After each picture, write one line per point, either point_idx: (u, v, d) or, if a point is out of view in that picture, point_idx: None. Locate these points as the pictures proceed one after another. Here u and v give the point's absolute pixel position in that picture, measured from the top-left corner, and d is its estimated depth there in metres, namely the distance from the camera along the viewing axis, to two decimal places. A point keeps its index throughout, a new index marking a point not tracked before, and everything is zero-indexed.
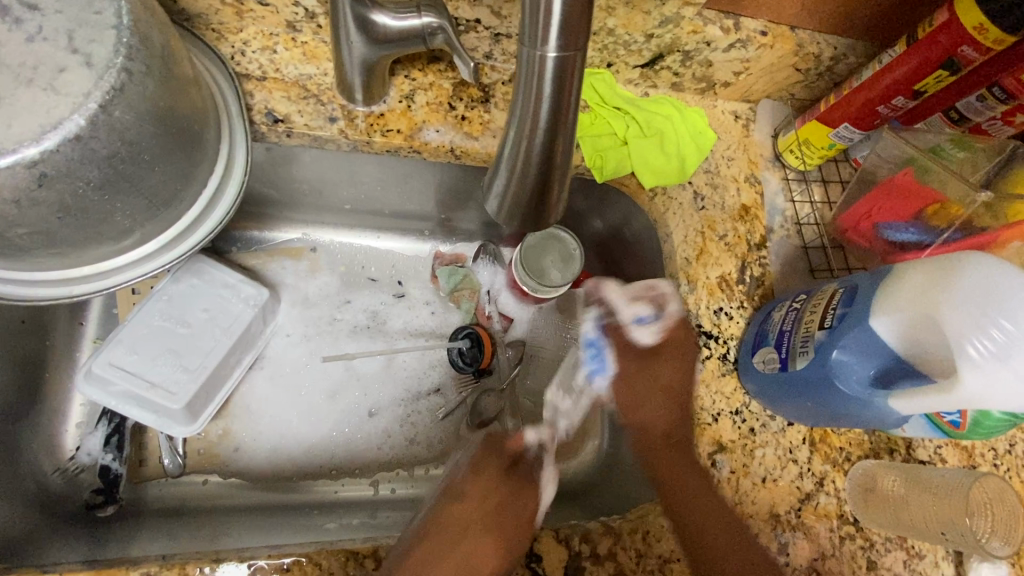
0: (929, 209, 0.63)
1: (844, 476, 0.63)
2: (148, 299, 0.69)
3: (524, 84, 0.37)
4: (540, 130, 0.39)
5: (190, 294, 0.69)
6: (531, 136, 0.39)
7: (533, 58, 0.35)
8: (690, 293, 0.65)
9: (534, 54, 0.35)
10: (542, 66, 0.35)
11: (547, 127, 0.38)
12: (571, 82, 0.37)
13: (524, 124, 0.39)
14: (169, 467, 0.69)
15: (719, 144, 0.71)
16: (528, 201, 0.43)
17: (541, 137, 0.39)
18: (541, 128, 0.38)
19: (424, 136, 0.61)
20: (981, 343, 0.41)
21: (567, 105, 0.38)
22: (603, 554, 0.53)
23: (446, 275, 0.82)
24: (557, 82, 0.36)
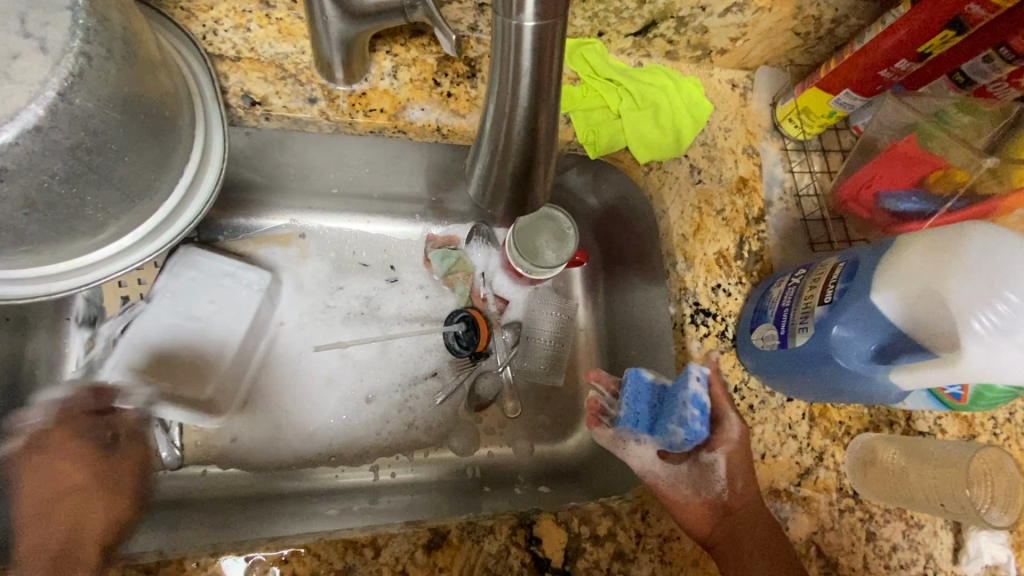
0: (933, 176, 0.61)
1: (843, 450, 0.63)
2: (151, 301, 0.68)
3: (500, 59, 0.35)
4: (521, 107, 0.37)
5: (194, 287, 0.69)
6: (513, 117, 0.37)
7: (510, 28, 0.33)
8: (687, 271, 0.63)
9: (510, 22, 0.33)
10: (519, 36, 0.33)
11: (528, 103, 0.36)
12: (552, 54, 0.34)
13: (503, 109, 0.37)
14: (168, 459, 0.69)
15: (716, 114, 0.68)
16: (511, 184, 0.41)
17: (524, 118, 0.37)
18: (523, 105, 0.36)
19: (408, 115, 0.59)
20: (986, 317, 0.40)
21: (549, 80, 0.36)
22: (603, 535, 0.53)
23: (440, 258, 0.80)
24: (536, 53, 0.34)
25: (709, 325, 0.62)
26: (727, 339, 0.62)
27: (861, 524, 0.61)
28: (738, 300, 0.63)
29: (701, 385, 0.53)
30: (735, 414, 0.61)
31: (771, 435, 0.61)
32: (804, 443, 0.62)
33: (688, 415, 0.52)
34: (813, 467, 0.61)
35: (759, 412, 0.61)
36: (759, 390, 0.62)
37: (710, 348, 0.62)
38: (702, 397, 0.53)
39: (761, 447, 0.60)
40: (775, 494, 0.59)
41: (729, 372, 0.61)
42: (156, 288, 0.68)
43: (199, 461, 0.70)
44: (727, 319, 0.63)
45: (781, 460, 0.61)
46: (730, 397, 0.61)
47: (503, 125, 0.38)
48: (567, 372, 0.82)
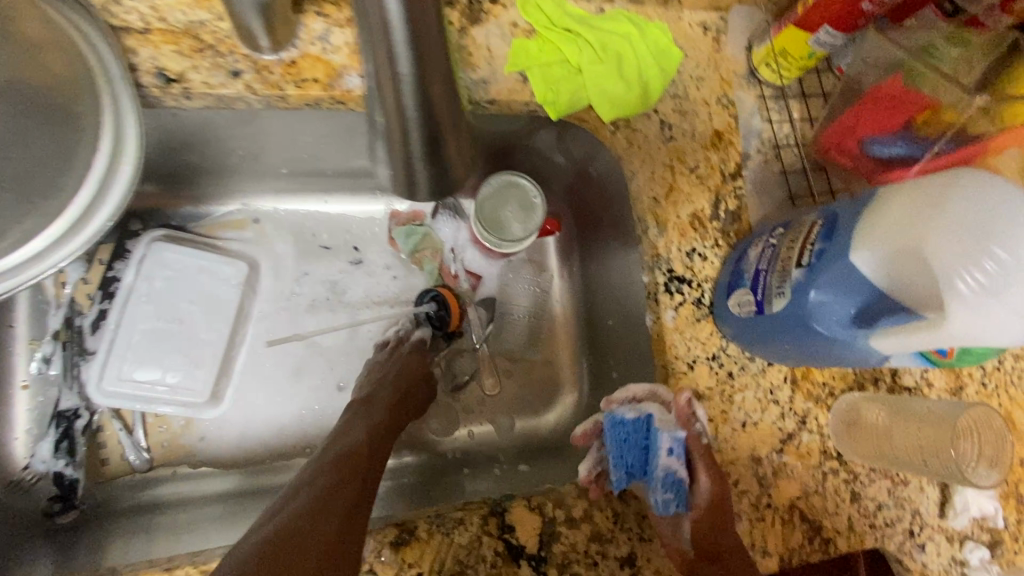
0: (920, 117, 0.56)
1: (827, 412, 0.61)
2: (123, 306, 0.65)
3: (376, 43, 0.44)
4: (404, 82, 0.45)
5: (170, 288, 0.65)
6: (397, 90, 0.46)
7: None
8: (660, 236, 0.60)
9: None
10: (384, 14, 0.41)
11: (408, 54, 0.44)
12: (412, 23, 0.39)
13: (390, 73, 0.45)
14: (135, 462, 0.66)
15: (687, 62, 0.63)
16: (431, 151, 0.52)
17: (415, 105, 0.47)
18: (406, 71, 0.44)
19: (345, 83, 0.53)
20: (972, 276, 0.36)
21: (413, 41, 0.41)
22: (579, 517, 0.52)
23: (404, 236, 0.77)
24: (406, 20, 0.42)
25: (684, 293, 0.59)
26: (703, 306, 0.59)
27: (845, 485, 0.60)
28: (714, 264, 0.60)
29: (672, 461, 0.53)
30: (714, 383, 0.58)
31: (751, 402, 0.59)
32: (786, 408, 0.60)
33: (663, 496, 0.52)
34: (795, 432, 0.60)
35: (739, 379, 0.59)
36: (739, 357, 0.59)
37: (686, 317, 0.59)
38: (675, 474, 0.53)
39: (741, 416, 0.58)
40: (756, 462, 0.58)
41: (706, 341, 0.59)
42: (129, 293, 0.64)
43: (168, 463, 0.67)
44: (703, 285, 0.59)
45: (763, 426, 0.59)
46: (708, 366, 0.58)
47: (401, 111, 0.48)
48: (545, 345, 0.80)
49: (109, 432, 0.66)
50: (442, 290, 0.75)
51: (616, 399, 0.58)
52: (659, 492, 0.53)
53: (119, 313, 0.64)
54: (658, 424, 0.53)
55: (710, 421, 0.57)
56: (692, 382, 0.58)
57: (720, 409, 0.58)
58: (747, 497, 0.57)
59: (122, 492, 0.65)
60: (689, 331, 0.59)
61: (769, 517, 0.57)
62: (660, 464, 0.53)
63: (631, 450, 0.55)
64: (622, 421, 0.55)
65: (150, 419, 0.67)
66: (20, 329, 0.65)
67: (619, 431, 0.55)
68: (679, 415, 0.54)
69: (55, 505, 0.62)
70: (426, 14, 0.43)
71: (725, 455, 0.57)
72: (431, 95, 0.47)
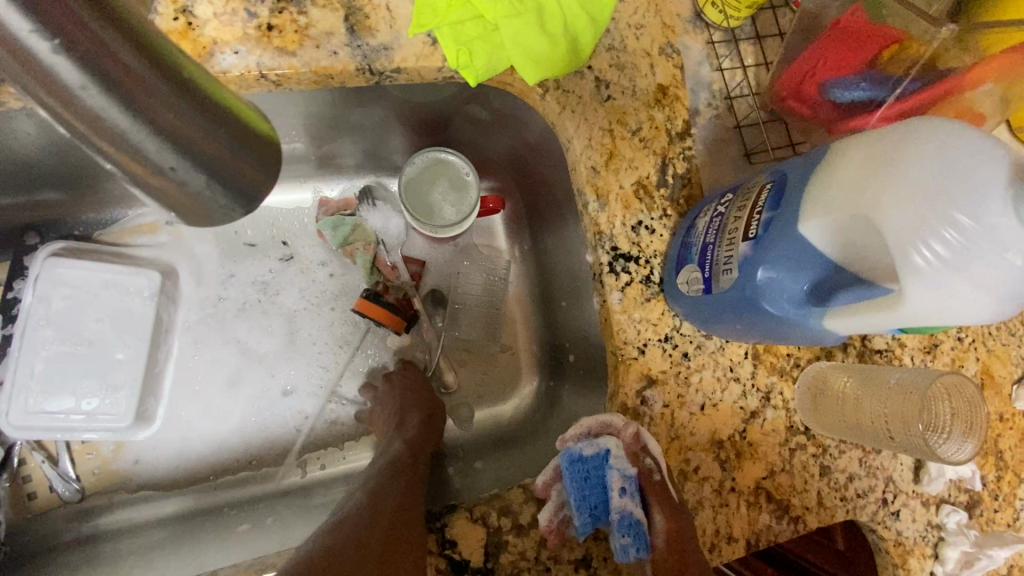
0: (885, 53, 0.49)
1: (792, 385, 0.57)
2: (22, 331, 0.58)
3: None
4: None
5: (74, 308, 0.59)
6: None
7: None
8: (602, 211, 0.54)
9: None
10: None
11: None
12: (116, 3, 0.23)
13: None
14: (65, 494, 0.62)
15: (622, 8, 0.55)
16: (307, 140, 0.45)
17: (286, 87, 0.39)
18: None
19: (219, 63, 0.46)
20: (931, 248, 0.31)
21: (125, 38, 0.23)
22: (527, 523, 0.49)
23: (330, 228, 0.70)
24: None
25: (632, 271, 0.54)
26: (653, 284, 0.54)
27: (813, 460, 0.56)
28: (663, 236, 0.54)
29: (627, 501, 0.49)
30: (668, 366, 0.54)
31: (710, 382, 0.54)
32: (749, 385, 0.56)
33: (621, 541, 0.48)
34: (759, 409, 0.56)
35: (695, 359, 0.54)
36: (694, 335, 0.54)
37: (634, 298, 0.54)
38: (631, 514, 0.49)
39: (700, 398, 0.54)
40: (717, 446, 0.54)
41: (658, 321, 0.54)
42: (26, 318, 0.58)
43: (102, 491, 0.63)
44: (652, 260, 0.54)
45: (724, 407, 0.55)
46: (661, 349, 0.54)
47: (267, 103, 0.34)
48: (501, 330, 0.74)
49: (31, 465, 0.62)
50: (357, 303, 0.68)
51: (569, 435, 0.52)
52: (617, 537, 0.48)
53: (19, 340, 0.57)
54: (614, 462, 0.49)
55: (666, 407, 0.53)
56: (645, 367, 0.53)
57: (676, 394, 0.54)
58: (709, 484, 0.53)
59: (58, 527, 0.61)
60: (638, 313, 0.54)
61: (733, 501, 0.54)
62: (615, 505, 0.49)
63: (591, 489, 0.49)
64: (581, 458, 0.50)
65: (75, 447, 0.63)
66: None
67: (576, 473, 0.49)
68: (628, 449, 0.49)
69: None
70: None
71: (684, 441, 0.53)
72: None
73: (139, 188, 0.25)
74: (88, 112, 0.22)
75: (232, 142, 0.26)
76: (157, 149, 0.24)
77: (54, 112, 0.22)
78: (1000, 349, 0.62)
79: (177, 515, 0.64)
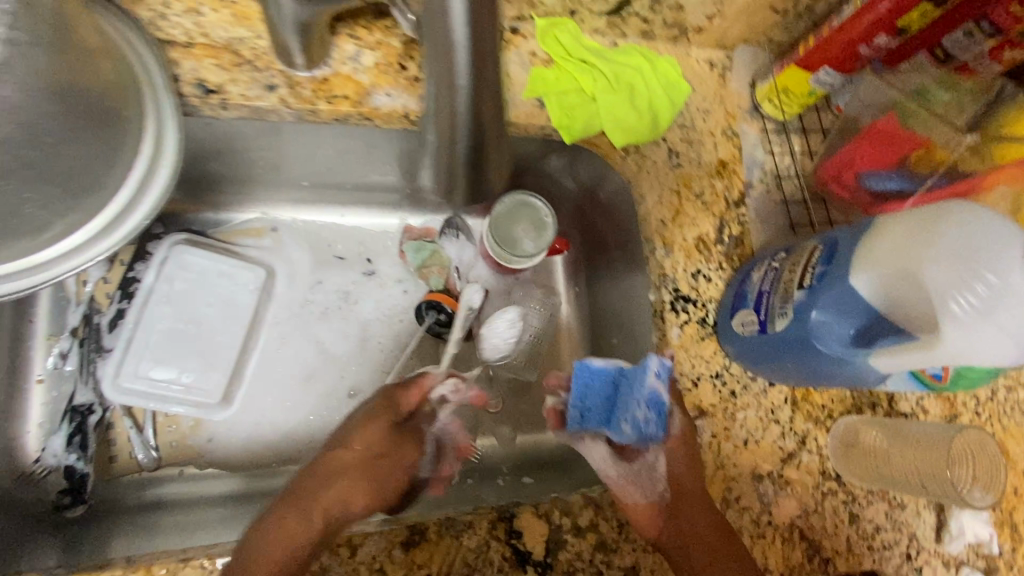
0: (914, 154, 0.60)
1: (826, 434, 0.62)
2: (146, 306, 0.67)
3: (432, 42, 0.42)
4: (462, 86, 0.43)
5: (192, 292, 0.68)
6: (455, 92, 0.44)
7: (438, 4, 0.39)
8: (667, 257, 0.62)
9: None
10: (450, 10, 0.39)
11: (467, 73, 0.42)
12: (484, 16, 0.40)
13: (447, 83, 0.43)
14: (144, 461, 0.68)
15: (694, 96, 0.66)
16: (466, 158, 0.51)
17: (464, 113, 0.46)
18: (460, 84, 0.43)
19: (373, 102, 0.56)
20: (965, 298, 0.39)
21: (483, 36, 0.41)
22: (584, 526, 0.54)
23: (413, 250, 0.79)
24: (468, 25, 0.40)
25: (689, 312, 0.61)
26: (707, 325, 0.61)
27: (843, 507, 0.61)
28: (718, 285, 0.62)
29: (660, 384, 0.54)
30: (717, 400, 0.60)
31: (753, 420, 0.60)
32: (787, 428, 0.61)
33: (642, 417, 0.55)
34: (795, 451, 0.61)
35: (741, 398, 0.60)
36: (741, 376, 0.61)
37: (690, 335, 0.61)
38: (659, 395, 0.54)
39: (743, 433, 0.60)
40: (757, 479, 0.59)
41: (711, 359, 0.61)
42: (151, 295, 0.67)
43: (175, 462, 0.69)
44: (708, 304, 0.62)
45: (764, 445, 0.60)
46: (712, 384, 0.60)
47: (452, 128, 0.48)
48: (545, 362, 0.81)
49: (118, 429, 0.68)
50: (433, 293, 0.77)
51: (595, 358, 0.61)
52: (641, 413, 0.55)
53: (138, 314, 0.67)
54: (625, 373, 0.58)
55: (713, 437, 0.59)
56: (696, 399, 0.59)
57: (723, 426, 0.59)
58: (748, 514, 0.58)
59: (125, 492, 0.66)
60: (694, 349, 0.61)
61: (770, 534, 0.58)
62: (649, 385, 0.54)
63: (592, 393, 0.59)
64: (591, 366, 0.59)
65: (159, 419, 0.69)
66: (40, 324, 0.66)
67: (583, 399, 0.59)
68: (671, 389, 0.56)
69: (64, 497, 0.63)
70: (484, 43, 0.41)
71: (728, 471, 0.58)
72: (478, 93, 0.44)
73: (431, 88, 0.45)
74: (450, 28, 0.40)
75: (485, 73, 0.43)
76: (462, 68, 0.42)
77: (436, 6, 0.39)
78: (1015, 428, 0.67)
79: (227, 494, 0.68)
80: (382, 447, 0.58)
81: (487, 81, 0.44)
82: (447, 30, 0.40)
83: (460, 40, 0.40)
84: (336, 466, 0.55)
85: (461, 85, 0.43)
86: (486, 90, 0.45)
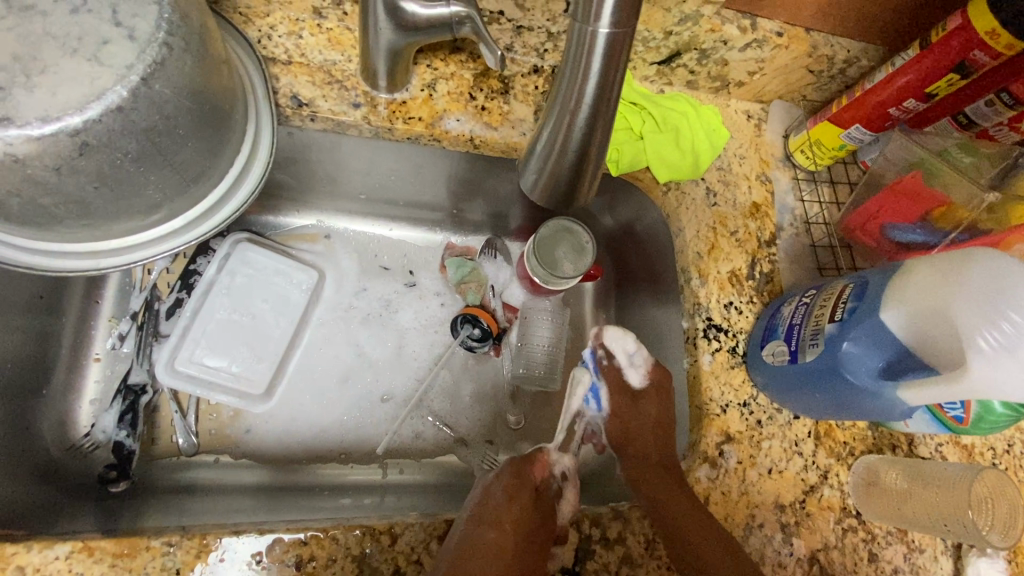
0: (936, 211, 0.64)
1: (847, 470, 0.63)
2: (206, 296, 0.72)
3: (573, 60, 0.40)
4: (584, 104, 0.42)
5: (250, 287, 0.73)
6: (575, 112, 0.42)
7: (585, 32, 0.38)
8: (701, 287, 0.66)
9: (585, 29, 0.38)
10: (593, 39, 0.38)
11: (592, 100, 0.41)
12: (618, 55, 0.39)
13: (567, 108, 0.43)
14: (183, 446, 0.69)
15: (732, 142, 0.72)
16: (568, 178, 0.47)
17: (577, 139, 0.44)
18: (587, 101, 0.41)
19: (444, 125, 0.62)
20: (992, 336, 0.42)
21: (610, 82, 0.41)
22: (613, 538, 0.55)
23: (455, 266, 0.82)
24: (605, 57, 0.39)
25: (721, 341, 0.64)
26: (737, 355, 0.64)
27: (862, 545, 0.61)
28: (749, 318, 0.66)
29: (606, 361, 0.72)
30: (744, 428, 0.62)
31: (778, 450, 0.62)
32: (810, 461, 0.63)
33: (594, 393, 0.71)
34: (817, 485, 0.62)
35: (767, 428, 0.63)
36: (767, 407, 0.63)
37: (721, 362, 0.64)
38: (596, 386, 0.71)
39: (768, 463, 0.61)
40: (780, 509, 0.60)
41: (739, 387, 0.63)
42: (212, 287, 0.72)
43: (211, 449, 0.71)
44: (738, 335, 0.65)
45: (787, 475, 0.62)
46: (739, 411, 0.62)
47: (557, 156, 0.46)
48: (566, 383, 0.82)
49: (164, 412, 0.71)
50: (470, 308, 0.79)
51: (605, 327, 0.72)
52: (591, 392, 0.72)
53: (198, 304, 0.71)
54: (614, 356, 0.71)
55: (739, 464, 0.61)
56: (724, 424, 0.62)
57: (748, 454, 0.61)
58: (770, 542, 0.59)
59: (161, 473, 0.68)
60: (723, 377, 0.63)
61: (790, 565, 0.59)
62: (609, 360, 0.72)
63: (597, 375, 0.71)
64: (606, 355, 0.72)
65: (202, 406, 0.72)
66: (104, 306, 0.72)
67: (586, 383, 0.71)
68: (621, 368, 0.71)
69: (110, 472, 0.67)
70: (610, 83, 0.41)
71: (752, 497, 0.60)
72: (594, 122, 0.43)
73: (556, 116, 0.44)
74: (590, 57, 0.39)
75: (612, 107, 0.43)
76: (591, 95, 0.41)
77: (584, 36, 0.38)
78: None
79: (257, 486, 0.70)
80: (527, 524, 0.55)
81: (606, 115, 0.43)
82: (586, 61, 0.39)
83: (595, 65, 0.39)
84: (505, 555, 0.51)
85: (583, 112, 0.42)
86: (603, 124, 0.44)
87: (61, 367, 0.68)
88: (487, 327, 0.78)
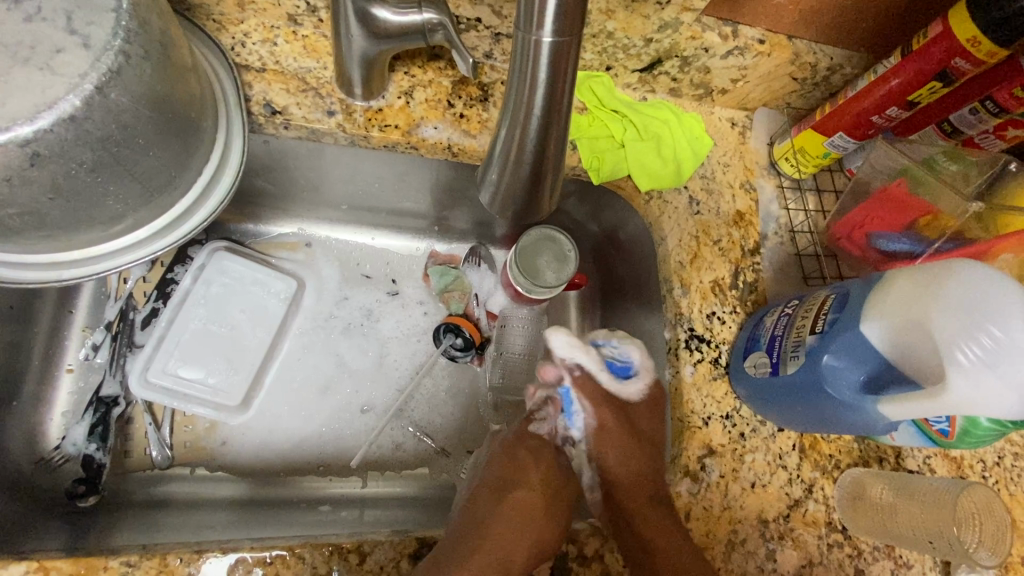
0: (922, 220, 0.62)
1: (833, 484, 0.62)
2: (184, 305, 0.71)
3: (519, 70, 0.39)
4: (536, 114, 0.41)
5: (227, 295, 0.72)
6: (526, 127, 0.42)
7: (530, 43, 0.37)
8: (684, 297, 0.65)
9: (531, 39, 0.37)
10: (538, 51, 0.37)
11: (543, 110, 0.41)
12: (566, 64, 0.38)
13: (519, 119, 0.41)
14: (157, 459, 0.69)
15: (716, 150, 0.71)
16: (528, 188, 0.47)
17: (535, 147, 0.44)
18: (539, 113, 0.41)
19: (421, 132, 0.61)
20: (970, 349, 0.41)
21: (564, 92, 0.40)
22: (590, 555, 0.54)
23: (438, 275, 0.80)
24: (553, 67, 0.38)
25: (703, 351, 0.63)
26: (720, 366, 0.63)
27: (849, 561, 0.60)
28: (732, 328, 0.64)
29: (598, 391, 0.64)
30: (726, 441, 0.61)
31: (761, 464, 0.61)
32: (794, 475, 0.61)
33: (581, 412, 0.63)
34: (802, 499, 0.60)
35: (750, 441, 0.61)
36: (751, 419, 0.62)
37: (703, 374, 0.63)
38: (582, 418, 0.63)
39: (751, 476, 0.60)
40: (763, 525, 0.59)
41: (721, 400, 0.62)
42: (192, 295, 0.71)
43: (187, 462, 0.70)
44: (721, 346, 0.64)
45: (771, 490, 0.60)
46: (722, 424, 0.61)
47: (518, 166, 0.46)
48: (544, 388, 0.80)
49: (138, 424, 0.70)
50: (452, 316, 0.78)
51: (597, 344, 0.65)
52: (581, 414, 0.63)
53: (174, 313, 0.70)
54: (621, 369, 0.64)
55: (721, 478, 0.59)
56: (706, 438, 0.61)
57: (731, 467, 0.60)
58: (754, 559, 0.57)
59: (134, 486, 0.67)
60: (705, 388, 0.62)
61: None
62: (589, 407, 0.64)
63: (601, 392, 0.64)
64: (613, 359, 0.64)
65: (178, 418, 0.71)
66: (77, 316, 0.71)
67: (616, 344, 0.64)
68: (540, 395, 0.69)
69: (78, 487, 0.65)
70: (566, 83, 0.39)
71: (734, 513, 0.58)
72: (550, 131, 0.42)
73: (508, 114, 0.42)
74: (537, 62, 0.38)
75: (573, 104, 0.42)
76: (542, 93, 0.39)
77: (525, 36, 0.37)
78: None
79: (233, 500, 0.69)
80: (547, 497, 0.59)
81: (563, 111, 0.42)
82: (533, 68, 0.38)
83: (543, 70, 0.38)
84: (528, 510, 0.57)
85: (538, 117, 0.41)
86: (566, 126, 0.43)
87: (31, 379, 0.67)
88: (469, 337, 0.76)
